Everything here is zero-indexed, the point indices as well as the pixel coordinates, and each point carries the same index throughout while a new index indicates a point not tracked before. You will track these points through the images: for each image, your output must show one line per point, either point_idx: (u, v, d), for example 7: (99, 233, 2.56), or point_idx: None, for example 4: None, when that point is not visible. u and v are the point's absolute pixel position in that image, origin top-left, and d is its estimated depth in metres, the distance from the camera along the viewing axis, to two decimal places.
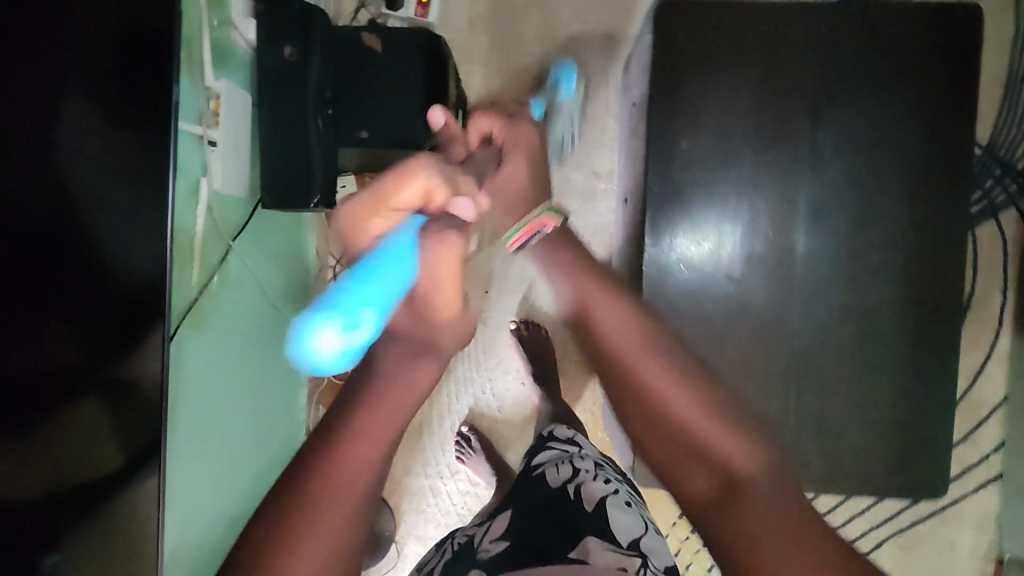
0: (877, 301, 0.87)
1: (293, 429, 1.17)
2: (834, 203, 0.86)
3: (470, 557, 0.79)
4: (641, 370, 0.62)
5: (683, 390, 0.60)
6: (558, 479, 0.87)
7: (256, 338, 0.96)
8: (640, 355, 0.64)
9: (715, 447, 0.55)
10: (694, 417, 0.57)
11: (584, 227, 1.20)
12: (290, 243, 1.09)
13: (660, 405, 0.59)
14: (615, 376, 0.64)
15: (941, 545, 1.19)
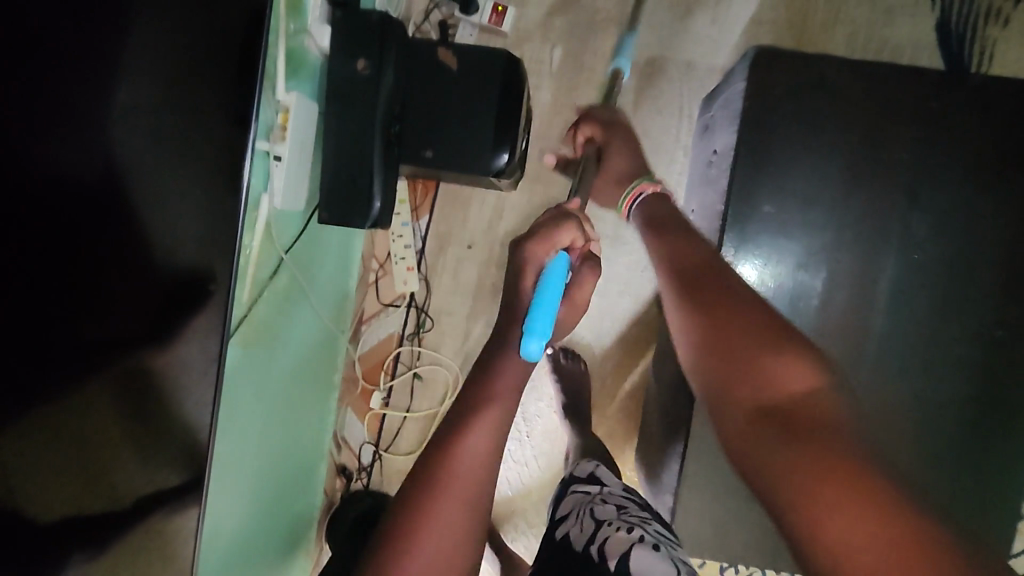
0: (945, 395, 0.83)
1: (323, 421, 1.16)
2: (917, 286, 0.83)
3: None
4: (729, 319, 0.68)
5: (772, 330, 0.66)
6: (583, 540, 0.85)
7: (290, 344, 0.95)
8: (714, 284, 0.72)
9: (780, 374, 0.61)
10: (744, 313, 0.67)
11: (640, 262, 1.16)
12: (338, 238, 1.06)
13: (733, 324, 0.67)
14: (693, 310, 0.71)
15: None
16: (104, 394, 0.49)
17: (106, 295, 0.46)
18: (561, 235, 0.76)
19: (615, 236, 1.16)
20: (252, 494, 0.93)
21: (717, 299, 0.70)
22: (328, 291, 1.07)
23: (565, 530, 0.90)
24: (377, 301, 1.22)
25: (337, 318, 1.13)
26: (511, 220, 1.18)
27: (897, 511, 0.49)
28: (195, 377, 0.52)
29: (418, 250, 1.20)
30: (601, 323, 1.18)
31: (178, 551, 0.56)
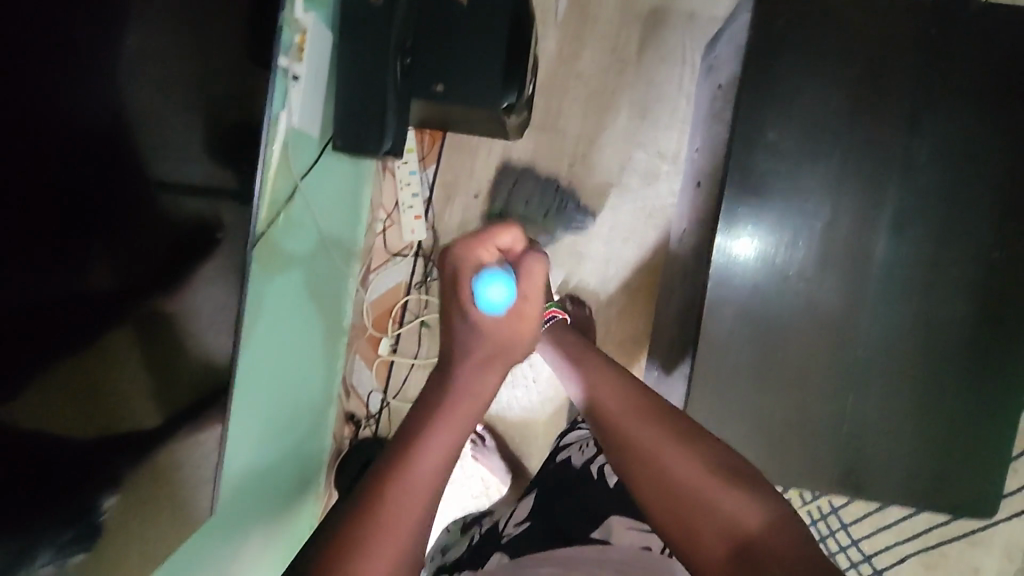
0: (940, 314, 0.86)
1: (332, 368, 1.18)
2: (917, 212, 0.85)
3: (495, 540, 0.87)
4: (643, 427, 0.59)
5: (701, 481, 0.54)
6: (582, 461, 0.89)
7: (302, 281, 0.96)
8: (634, 407, 0.61)
9: (723, 506, 0.52)
10: (681, 462, 0.55)
11: (644, 210, 1.18)
12: (348, 186, 1.07)
13: (666, 446, 0.57)
14: (624, 436, 0.59)
15: (965, 569, 1.19)
16: (129, 349, 0.49)
17: (132, 258, 0.46)
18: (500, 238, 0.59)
19: (619, 184, 1.18)
20: (264, 434, 0.95)
21: (621, 444, 0.59)
22: (339, 235, 1.08)
23: (566, 454, 0.94)
24: (385, 250, 1.23)
25: (346, 265, 1.14)
26: (517, 169, 1.20)
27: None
28: (202, 315, 0.56)
29: (426, 199, 1.22)
30: (606, 270, 1.20)
31: (183, 487, 0.60)
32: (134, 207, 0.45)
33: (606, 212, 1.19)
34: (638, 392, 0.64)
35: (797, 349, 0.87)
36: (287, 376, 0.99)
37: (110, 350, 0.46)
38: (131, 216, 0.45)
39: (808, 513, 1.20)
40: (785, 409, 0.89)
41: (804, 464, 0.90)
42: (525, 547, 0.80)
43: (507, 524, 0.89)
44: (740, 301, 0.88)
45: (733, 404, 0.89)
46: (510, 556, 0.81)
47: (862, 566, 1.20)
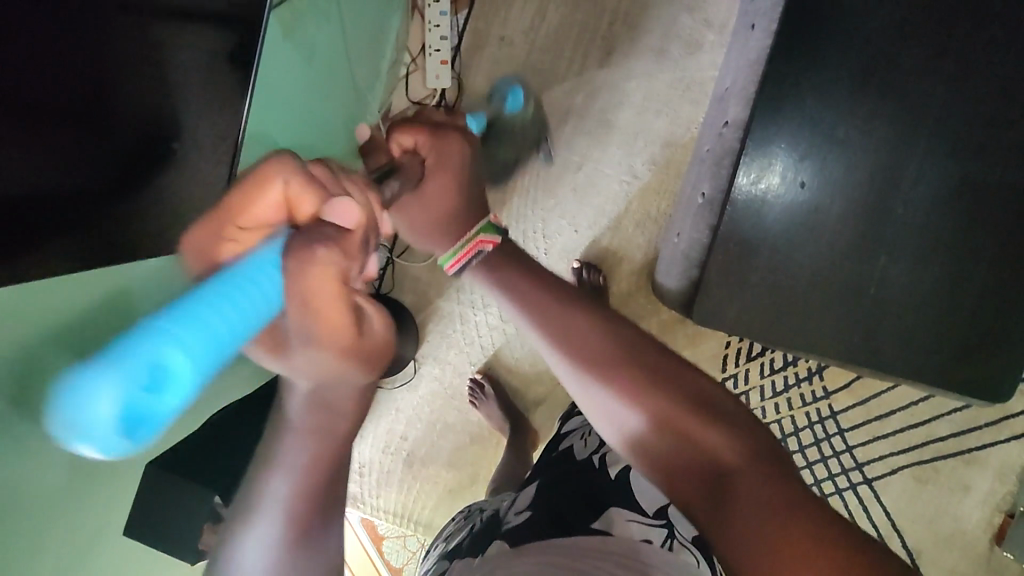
0: (1000, 184, 0.79)
1: None
2: (984, 67, 0.77)
3: (494, 529, 0.75)
4: (633, 371, 0.54)
5: (619, 352, 0.55)
6: (585, 451, 0.84)
7: (321, 92, 0.89)
8: (586, 356, 0.56)
9: (699, 430, 0.51)
10: (719, 444, 0.50)
11: (681, 82, 1.12)
12: (374, 10, 0.99)
13: (571, 329, 0.58)
14: (568, 362, 0.57)
15: (955, 487, 1.17)
16: None
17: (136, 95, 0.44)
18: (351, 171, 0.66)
19: (659, 50, 1.11)
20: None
21: (658, 429, 0.52)
22: (363, 63, 1.02)
23: (569, 443, 0.89)
24: (406, 97, 1.16)
25: (369, 97, 1.08)
26: (553, 24, 1.13)
27: (817, 537, 0.43)
28: None
29: (454, 45, 1.14)
30: (633, 143, 1.14)
31: None
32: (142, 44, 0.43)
33: (640, 81, 1.12)
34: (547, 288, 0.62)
35: (834, 206, 0.81)
36: None
37: None
38: None
39: (806, 415, 1.18)
40: (811, 269, 0.83)
41: (822, 331, 0.85)
42: (530, 533, 0.69)
43: (509, 513, 0.78)
44: (785, 144, 0.82)
45: (755, 260, 0.84)
46: (512, 542, 0.69)
47: (852, 474, 1.19)
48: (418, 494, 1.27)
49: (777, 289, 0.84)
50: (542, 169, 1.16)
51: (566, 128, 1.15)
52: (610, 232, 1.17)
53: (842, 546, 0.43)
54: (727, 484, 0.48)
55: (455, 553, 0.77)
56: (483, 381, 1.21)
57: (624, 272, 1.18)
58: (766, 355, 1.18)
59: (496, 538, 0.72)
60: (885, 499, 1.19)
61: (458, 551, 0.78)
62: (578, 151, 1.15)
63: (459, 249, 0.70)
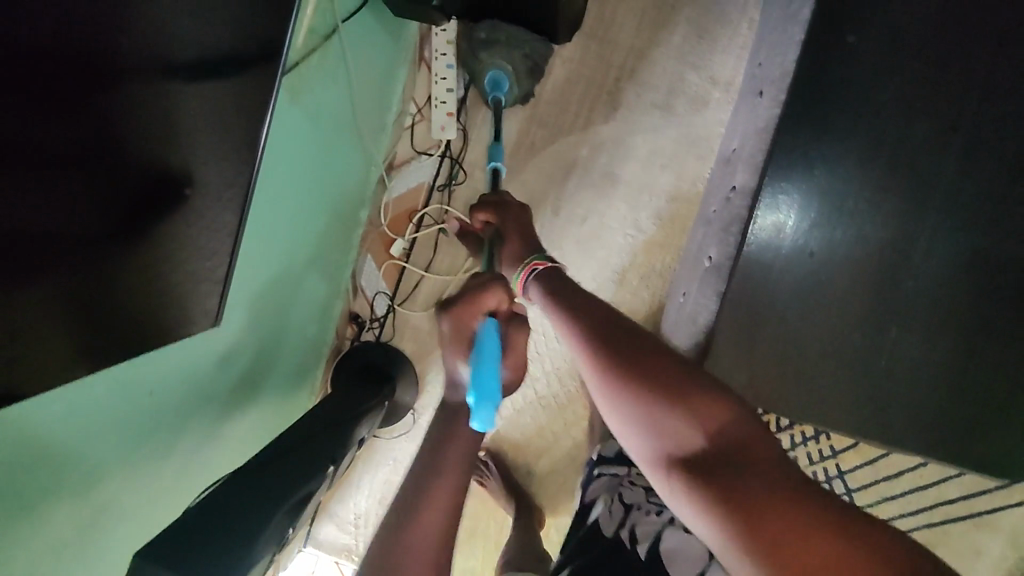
0: (1010, 257, 0.78)
1: (348, 248, 1.14)
2: (995, 140, 0.77)
3: None
4: (694, 407, 0.57)
5: (683, 388, 0.58)
6: (612, 526, 0.80)
7: (326, 147, 0.89)
8: (656, 380, 0.59)
9: (747, 484, 0.53)
10: (786, 522, 0.50)
11: (686, 138, 1.11)
12: (381, 67, 1.00)
13: (647, 381, 0.59)
14: (642, 392, 0.59)
15: (966, 551, 1.15)
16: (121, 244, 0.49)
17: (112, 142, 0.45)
18: (489, 299, 0.69)
19: (665, 106, 1.12)
20: (264, 311, 0.89)
21: (699, 471, 0.55)
22: (369, 116, 1.02)
23: (596, 516, 0.84)
24: (411, 147, 1.16)
25: (374, 149, 1.08)
26: (559, 78, 1.13)
27: (875, 557, 0.47)
28: (206, 170, 0.55)
29: (460, 97, 1.14)
30: (638, 196, 1.14)
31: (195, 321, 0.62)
32: (117, 101, 0.45)
33: (646, 136, 1.12)
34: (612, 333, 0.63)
35: (845, 275, 0.80)
36: (305, 255, 0.96)
37: (105, 243, 0.48)
38: (116, 120, 0.45)
39: (815, 474, 1.15)
40: (821, 338, 0.81)
41: (834, 403, 0.82)
42: None
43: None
44: (794, 211, 0.80)
45: (763, 328, 0.83)
46: None
47: None
48: None
49: (786, 356, 0.82)
50: (547, 220, 1.15)
51: (570, 181, 1.15)
52: (615, 285, 1.15)
53: (900, 556, 0.47)
54: (773, 478, 0.53)
55: None
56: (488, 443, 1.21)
57: None
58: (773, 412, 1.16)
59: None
60: None
61: None
62: (583, 203, 1.14)
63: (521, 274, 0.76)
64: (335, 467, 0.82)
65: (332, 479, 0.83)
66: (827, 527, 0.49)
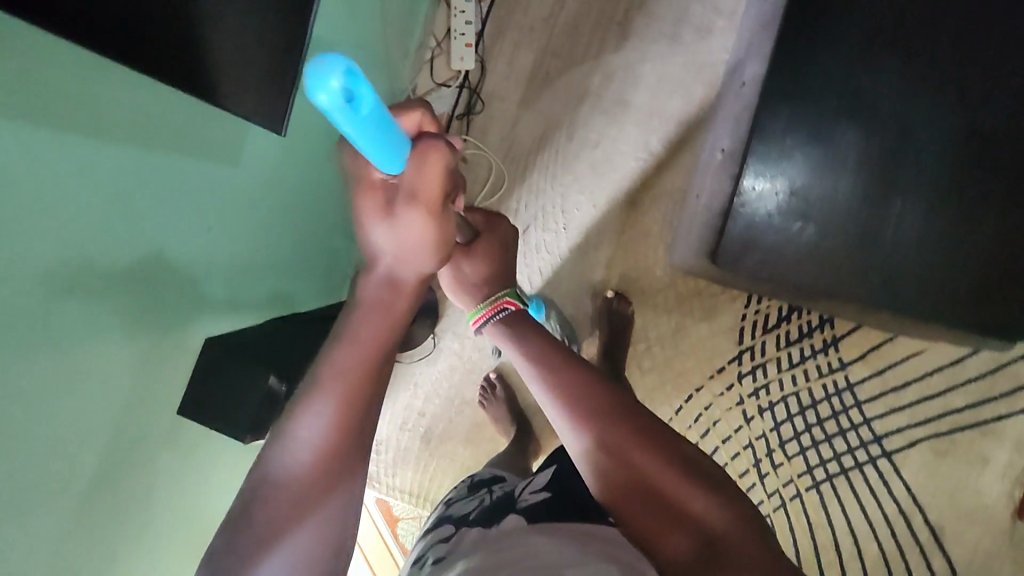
0: (1003, 131, 0.83)
1: None
2: (985, 24, 0.83)
3: (507, 500, 0.79)
4: (602, 432, 0.58)
5: (597, 409, 0.60)
6: None
7: (358, 53, 0.94)
8: (656, 459, 0.57)
9: (693, 504, 0.56)
10: (706, 512, 0.55)
11: (693, 63, 1.17)
12: None
13: (568, 394, 0.61)
14: (633, 467, 0.57)
15: (972, 459, 1.18)
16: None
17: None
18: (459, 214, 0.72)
19: (673, 35, 1.18)
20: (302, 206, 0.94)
21: (642, 493, 0.57)
22: (395, 37, 1.07)
23: None
24: (431, 79, 1.22)
25: (397, 74, 1.13)
26: (572, 11, 1.19)
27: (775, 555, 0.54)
28: None
29: (478, 30, 1.20)
30: (648, 121, 1.19)
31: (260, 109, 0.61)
32: None
33: (655, 63, 1.18)
34: (567, 358, 0.65)
35: (852, 152, 0.85)
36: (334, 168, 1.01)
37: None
38: None
39: (822, 387, 1.20)
40: (829, 213, 0.86)
41: (843, 277, 0.87)
42: (547, 508, 0.74)
43: (522, 495, 0.80)
44: (802, 94, 0.86)
45: (775, 207, 0.86)
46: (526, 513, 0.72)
47: (870, 447, 1.19)
48: (434, 472, 1.27)
49: (797, 234, 0.86)
50: (561, 147, 1.21)
51: (583, 108, 1.20)
52: (628, 208, 1.21)
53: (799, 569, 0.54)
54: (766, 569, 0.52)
55: (462, 523, 0.76)
56: (496, 382, 1.23)
57: (641, 246, 1.21)
58: (782, 328, 1.20)
59: (511, 511, 0.74)
60: (903, 473, 1.19)
61: (464, 518, 0.78)
62: (597, 129, 1.20)
63: (484, 308, 0.75)
64: None
65: None
66: (742, 521, 0.56)
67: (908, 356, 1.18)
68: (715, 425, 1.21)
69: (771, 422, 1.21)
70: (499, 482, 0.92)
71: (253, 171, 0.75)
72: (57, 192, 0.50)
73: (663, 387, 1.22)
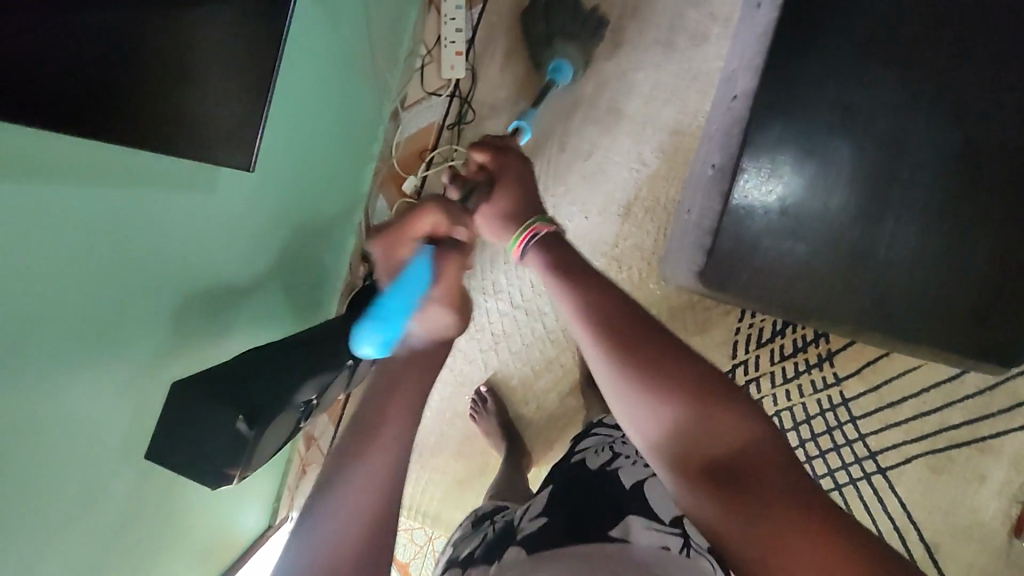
0: (1001, 148, 0.81)
1: (355, 166, 1.11)
2: (982, 38, 0.80)
3: (509, 534, 0.77)
4: (660, 385, 0.55)
5: (656, 359, 0.56)
6: (597, 463, 0.82)
7: (343, 68, 0.92)
8: (684, 381, 0.54)
9: (762, 473, 0.50)
10: (781, 485, 0.49)
11: (686, 71, 1.15)
12: None
13: (624, 343, 0.58)
14: (662, 395, 0.54)
15: (970, 476, 1.15)
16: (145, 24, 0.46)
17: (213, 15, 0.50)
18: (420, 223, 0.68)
19: (667, 43, 1.15)
20: (286, 223, 0.92)
21: (710, 455, 0.52)
22: (383, 48, 1.06)
23: (581, 456, 0.87)
24: (421, 88, 1.20)
25: (385, 84, 1.11)
26: None
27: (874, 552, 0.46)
28: None
29: (468, 38, 1.18)
30: (641, 131, 1.17)
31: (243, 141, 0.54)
32: None
33: (648, 72, 1.16)
34: (622, 306, 0.61)
35: (846, 172, 0.83)
36: (319, 183, 0.99)
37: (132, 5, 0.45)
38: None
39: (817, 402, 1.18)
40: (821, 233, 0.84)
41: (835, 297, 0.85)
42: (543, 538, 0.71)
43: (522, 522, 0.78)
44: (795, 113, 0.83)
45: (767, 228, 0.85)
46: (527, 549, 0.70)
47: (866, 462, 1.18)
48: (426, 484, 1.26)
49: (790, 256, 0.85)
50: (553, 156, 1.19)
51: (576, 118, 1.18)
52: (621, 219, 1.19)
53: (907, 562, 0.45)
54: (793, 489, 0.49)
55: (467, 564, 0.75)
56: (487, 395, 1.21)
57: (634, 258, 1.19)
58: (776, 342, 1.18)
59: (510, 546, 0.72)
60: (900, 489, 1.17)
61: (470, 558, 0.76)
62: (589, 139, 1.18)
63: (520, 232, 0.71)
64: (353, 361, 0.85)
65: (350, 375, 0.85)
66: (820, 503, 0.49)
67: (905, 371, 1.16)
68: None
69: None
70: (501, 512, 0.91)
71: (232, 192, 0.74)
72: (35, 240, 0.50)
73: None
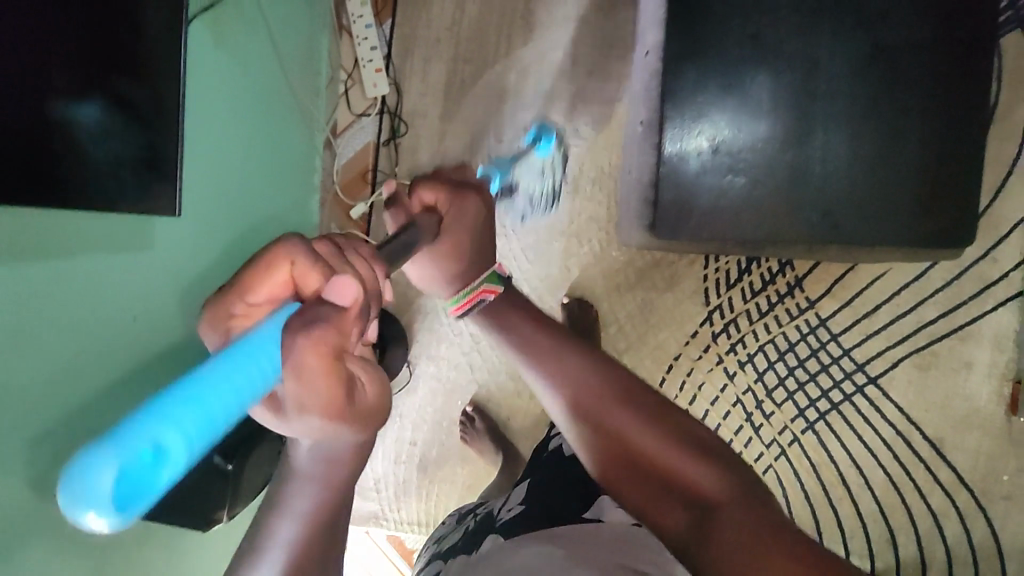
0: (905, 46, 0.84)
1: (298, 202, 1.11)
2: None
3: (488, 522, 0.76)
4: (613, 416, 0.57)
5: (601, 395, 0.58)
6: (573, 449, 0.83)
7: (260, 104, 0.92)
8: (611, 395, 0.58)
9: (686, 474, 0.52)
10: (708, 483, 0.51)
11: (601, 40, 1.18)
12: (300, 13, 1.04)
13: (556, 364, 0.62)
14: (609, 421, 0.57)
15: (957, 366, 1.18)
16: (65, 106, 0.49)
17: (72, 49, 0.49)
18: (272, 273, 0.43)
19: (578, 19, 1.18)
20: None
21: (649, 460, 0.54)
22: (301, 78, 1.06)
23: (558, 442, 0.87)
24: (350, 111, 1.21)
25: (311, 116, 1.12)
26: (473, 16, 1.20)
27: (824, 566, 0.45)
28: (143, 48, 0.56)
29: (385, 53, 1.20)
30: (571, 107, 1.19)
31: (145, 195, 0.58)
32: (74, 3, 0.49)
33: (565, 49, 1.18)
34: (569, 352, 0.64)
35: (767, 99, 0.85)
36: (262, 226, 0.99)
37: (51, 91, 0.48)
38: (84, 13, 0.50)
39: (796, 328, 1.20)
40: (753, 163, 0.86)
41: (780, 218, 0.87)
42: (522, 523, 0.70)
43: (503, 508, 0.78)
44: (705, 55, 0.86)
45: (702, 171, 0.86)
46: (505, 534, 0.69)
47: (856, 376, 1.20)
48: (438, 497, 1.26)
49: (732, 191, 0.86)
50: (492, 149, 1.20)
51: (505, 109, 1.20)
52: (571, 196, 1.20)
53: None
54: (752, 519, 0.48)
55: (449, 554, 0.76)
56: (473, 414, 1.22)
57: (591, 231, 1.21)
58: (745, 280, 1.21)
59: (491, 532, 0.72)
60: (893, 395, 1.19)
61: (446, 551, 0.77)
62: (523, 126, 1.20)
63: (463, 295, 0.72)
64: None
65: None
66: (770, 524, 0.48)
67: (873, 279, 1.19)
68: (701, 390, 1.22)
69: (754, 374, 1.21)
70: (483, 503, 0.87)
71: (177, 246, 0.74)
72: None
73: (642, 362, 1.22)
